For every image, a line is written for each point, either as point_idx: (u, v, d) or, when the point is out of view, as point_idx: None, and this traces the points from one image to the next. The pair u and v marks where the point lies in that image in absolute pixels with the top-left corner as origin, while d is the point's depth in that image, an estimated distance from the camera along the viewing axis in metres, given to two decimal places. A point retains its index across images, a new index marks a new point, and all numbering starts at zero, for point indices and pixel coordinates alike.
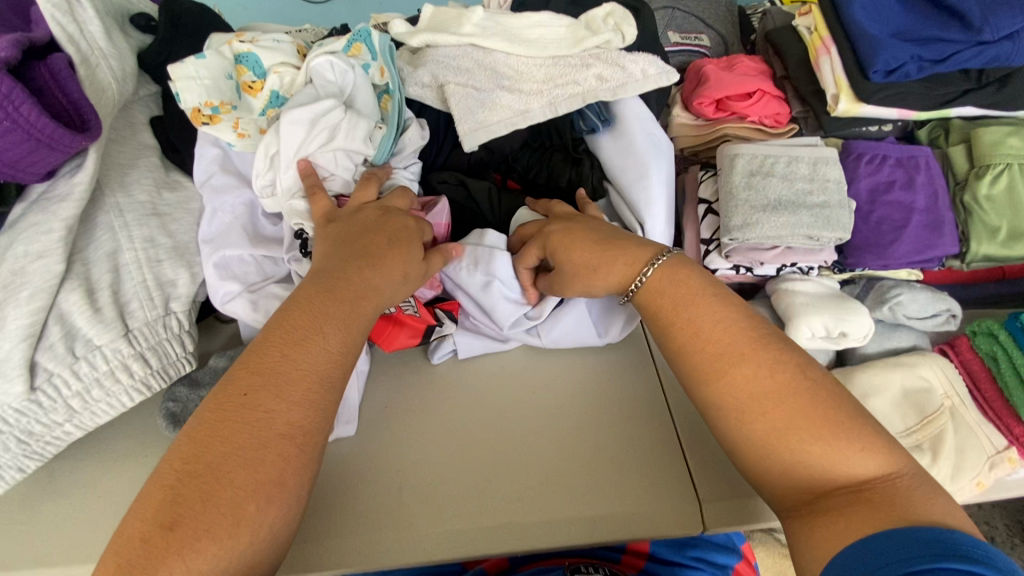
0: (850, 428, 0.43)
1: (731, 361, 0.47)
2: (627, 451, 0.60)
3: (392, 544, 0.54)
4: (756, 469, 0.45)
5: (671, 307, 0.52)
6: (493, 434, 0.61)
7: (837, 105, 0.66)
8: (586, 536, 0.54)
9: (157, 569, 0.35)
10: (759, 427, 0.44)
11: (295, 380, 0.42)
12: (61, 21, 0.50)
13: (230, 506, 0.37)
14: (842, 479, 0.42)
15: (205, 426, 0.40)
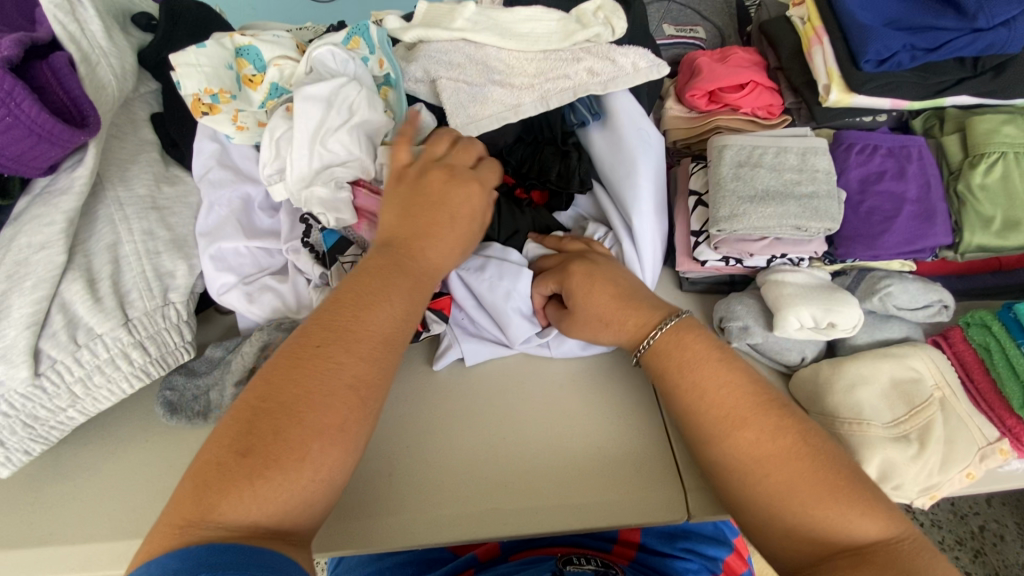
0: (850, 491, 0.46)
1: (735, 420, 0.50)
2: (615, 441, 0.61)
3: (409, 521, 0.55)
4: (762, 521, 0.48)
5: (676, 369, 0.54)
6: (508, 418, 0.63)
7: (829, 95, 0.65)
8: (572, 522, 0.55)
9: (236, 488, 0.40)
10: (765, 489, 0.47)
11: (358, 337, 0.46)
12: (63, 21, 0.52)
13: (296, 445, 0.42)
14: (846, 540, 0.45)
15: (281, 369, 0.44)
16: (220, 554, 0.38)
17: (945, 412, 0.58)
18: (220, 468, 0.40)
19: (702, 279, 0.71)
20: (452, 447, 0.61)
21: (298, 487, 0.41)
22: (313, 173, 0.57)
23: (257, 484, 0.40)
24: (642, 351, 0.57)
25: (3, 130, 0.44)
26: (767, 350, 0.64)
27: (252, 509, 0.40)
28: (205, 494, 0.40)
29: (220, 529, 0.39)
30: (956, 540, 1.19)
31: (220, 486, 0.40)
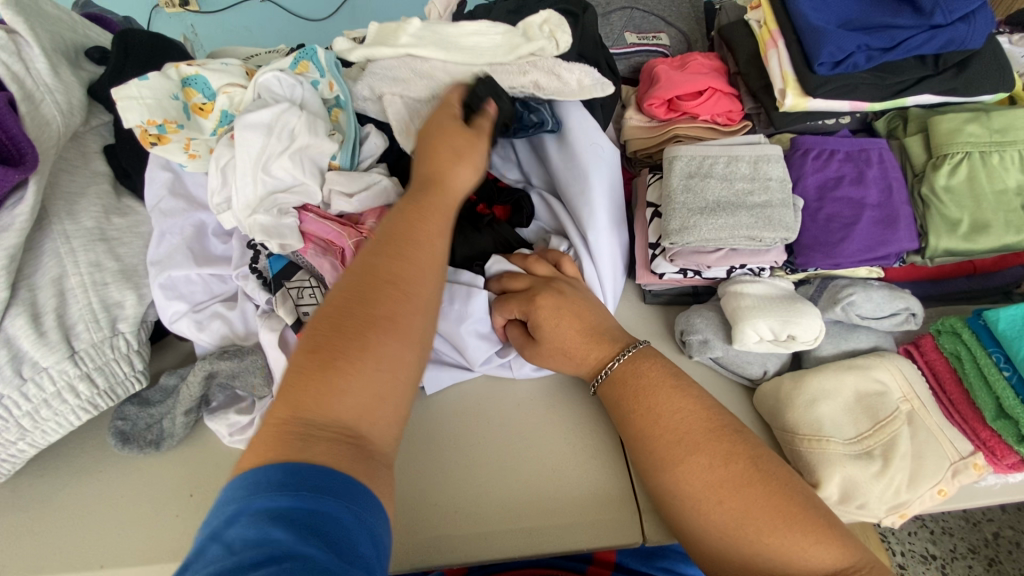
0: (806, 519, 0.44)
1: (684, 447, 0.48)
2: (572, 463, 0.59)
3: (444, 530, 0.54)
4: (717, 555, 0.45)
5: (632, 395, 0.53)
6: (499, 424, 0.62)
7: (784, 100, 0.63)
8: (526, 549, 0.54)
9: (318, 380, 0.38)
10: (720, 518, 0.45)
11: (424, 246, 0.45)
12: (7, 62, 0.54)
13: (378, 352, 0.40)
14: (803, 571, 0.43)
15: (354, 275, 0.42)
16: (323, 479, 0.35)
17: (913, 425, 0.55)
18: (313, 374, 0.39)
19: (665, 291, 0.69)
20: (412, 469, 0.58)
21: (382, 391, 0.40)
22: (258, 200, 0.57)
23: (348, 386, 0.38)
24: (601, 379, 0.57)
25: None
26: (729, 364, 0.62)
27: (345, 416, 0.38)
28: (291, 393, 0.38)
29: (314, 434, 0.37)
30: (969, 548, 1.14)
31: (315, 391, 0.38)
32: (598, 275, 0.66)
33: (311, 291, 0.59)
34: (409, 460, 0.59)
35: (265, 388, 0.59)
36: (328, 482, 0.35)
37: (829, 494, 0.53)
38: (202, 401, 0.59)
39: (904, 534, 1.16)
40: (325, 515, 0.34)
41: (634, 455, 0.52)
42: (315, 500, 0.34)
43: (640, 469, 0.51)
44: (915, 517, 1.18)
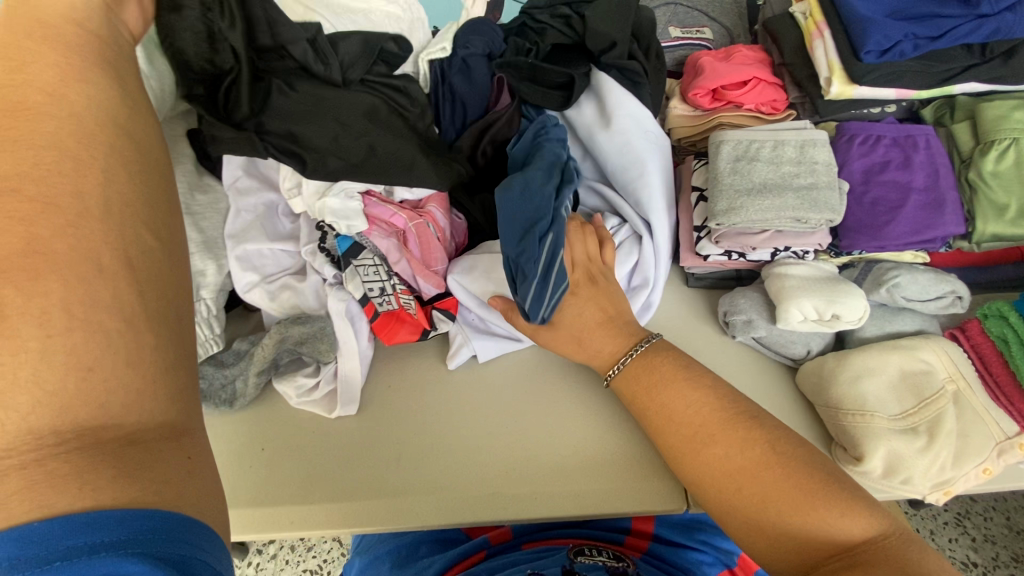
0: (825, 495, 0.45)
1: (709, 431, 0.50)
2: (615, 431, 0.61)
3: (483, 494, 0.57)
4: (742, 529, 0.48)
5: (646, 392, 0.55)
6: (536, 395, 0.65)
7: (830, 88, 0.65)
8: (573, 509, 0.57)
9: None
10: (740, 501, 0.47)
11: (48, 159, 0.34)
12: None
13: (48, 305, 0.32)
14: (828, 549, 0.44)
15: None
16: (85, 529, 0.29)
17: (959, 405, 0.56)
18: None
19: (708, 275, 0.71)
20: (459, 433, 0.62)
21: (83, 360, 0.32)
22: (329, 185, 0.60)
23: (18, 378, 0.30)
24: (615, 372, 0.58)
25: None
26: (773, 344, 0.63)
27: (56, 409, 0.31)
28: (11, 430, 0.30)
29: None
30: (1012, 556, 1.11)
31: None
32: (657, 256, 0.67)
33: (375, 268, 0.62)
34: (448, 432, 0.62)
35: (330, 354, 0.62)
36: (119, 525, 0.30)
37: (872, 467, 0.54)
38: (273, 365, 0.64)
39: (944, 540, 1.14)
40: (114, 571, 0.30)
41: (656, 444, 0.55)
42: (72, 567, 0.29)
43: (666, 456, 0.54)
44: (956, 523, 1.15)
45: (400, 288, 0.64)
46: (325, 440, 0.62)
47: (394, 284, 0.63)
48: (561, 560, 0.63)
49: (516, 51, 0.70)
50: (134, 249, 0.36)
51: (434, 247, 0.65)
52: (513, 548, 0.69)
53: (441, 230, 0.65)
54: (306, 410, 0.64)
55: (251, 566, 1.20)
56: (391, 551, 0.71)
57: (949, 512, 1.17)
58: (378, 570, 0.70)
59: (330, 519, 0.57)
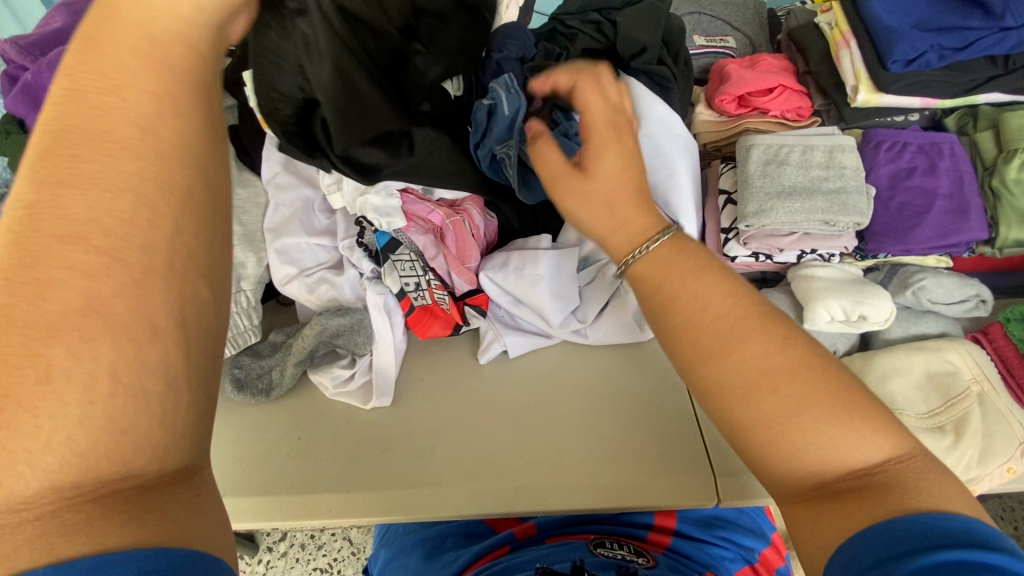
0: (861, 406, 0.37)
1: (750, 329, 0.39)
2: (644, 426, 0.63)
3: (516, 486, 0.58)
4: (761, 451, 0.38)
5: (664, 284, 0.42)
6: (566, 390, 0.66)
7: (856, 96, 0.68)
8: (603, 502, 0.58)
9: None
10: (769, 406, 0.37)
11: (127, 139, 0.30)
12: None
13: (83, 292, 0.28)
14: (844, 472, 0.36)
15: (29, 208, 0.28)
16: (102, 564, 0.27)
17: (984, 406, 0.57)
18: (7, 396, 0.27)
19: None
20: (491, 425, 0.63)
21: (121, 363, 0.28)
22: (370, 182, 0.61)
23: (47, 366, 0.27)
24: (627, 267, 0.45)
25: None
26: None
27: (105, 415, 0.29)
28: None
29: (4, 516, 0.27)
30: None
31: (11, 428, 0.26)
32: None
33: (411, 263, 0.64)
34: (480, 424, 0.63)
35: (366, 346, 0.64)
36: (122, 568, 0.27)
37: None
38: (310, 357, 0.65)
39: None
40: None
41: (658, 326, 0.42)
42: None
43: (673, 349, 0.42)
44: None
45: (435, 284, 0.65)
46: (359, 430, 0.63)
47: (429, 280, 0.65)
48: (579, 554, 0.64)
49: (546, 57, 0.71)
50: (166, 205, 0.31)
51: (468, 244, 0.66)
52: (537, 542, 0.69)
53: (476, 227, 0.67)
54: (341, 400, 0.65)
55: (262, 562, 1.21)
56: (417, 543, 0.72)
57: None
58: (405, 561, 0.71)
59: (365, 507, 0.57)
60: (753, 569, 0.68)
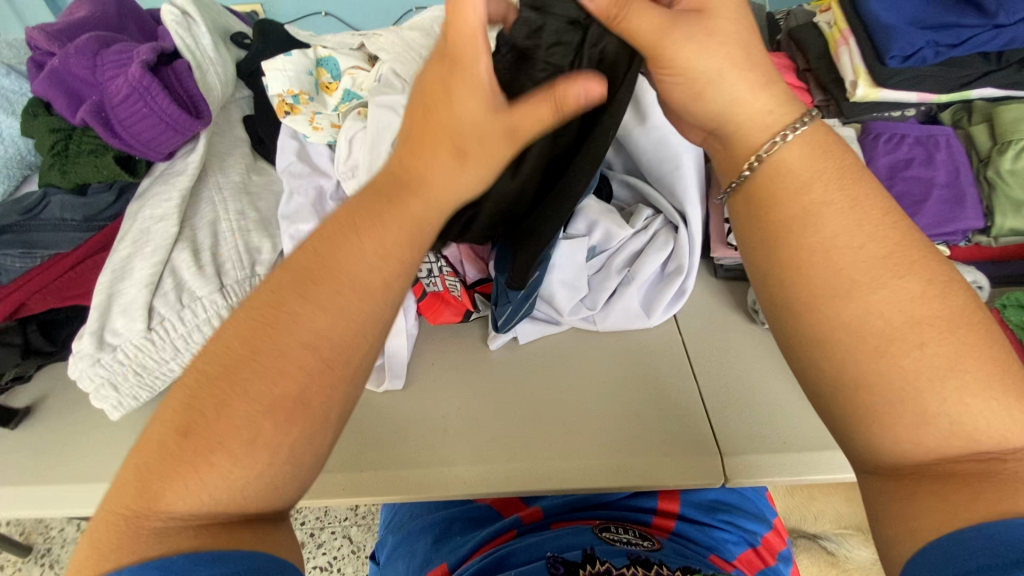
0: (1007, 377, 0.35)
1: (892, 267, 0.37)
2: (651, 408, 0.64)
3: (528, 467, 0.59)
4: (882, 414, 0.36)
5: (800, 196, 0.40)
6: (575, 375, 0.67)
7: (856, 91, 0.70)
8: (612, 481, 0.59)
9: (175, 475, 0.34)
10: (911, 362, 0.35)
11: (369, 279, 0.37)
12: (181, 34, 0.59)
13: (286, 363, 0.35)
14: (956, 450, 0.34)
15: (264, 305, 0.36)
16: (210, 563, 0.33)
17: None
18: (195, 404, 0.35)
19: (736, 267, 0.75)
20: (502, 408, 0.64)
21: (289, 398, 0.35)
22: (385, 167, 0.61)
23: (242, 406, 0.34)
24: (756, 167, 0.42)
25: (140, 119, 0.54)
26: None
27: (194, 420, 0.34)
28: (155, 482, 0.34)
29: (175, 518, 0.34)
30: None
31: (200, 443, 0.34)
32: (692, 243, 0.68)
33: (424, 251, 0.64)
34: (491, 407, 0.64)
35: None
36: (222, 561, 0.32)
37: None
38: None
39: None
40: None
41: (769, 259, 0.41)
42: None
43: (784, 290, 0.40)
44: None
45: (447, 271, 0.66)
46: (374, 413, 0.64)
47: (441, 266, 0.65)
48: (586, 540, 0.64)
49: None
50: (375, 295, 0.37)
51: None
52: (544, 527, 0.69)
53: None
54: None
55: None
56: (425, 528, 0.73)
57: None
58: (414, 546, 0.71)
59: (380, 486, 0.58)
60: (756, 551, 0.71)
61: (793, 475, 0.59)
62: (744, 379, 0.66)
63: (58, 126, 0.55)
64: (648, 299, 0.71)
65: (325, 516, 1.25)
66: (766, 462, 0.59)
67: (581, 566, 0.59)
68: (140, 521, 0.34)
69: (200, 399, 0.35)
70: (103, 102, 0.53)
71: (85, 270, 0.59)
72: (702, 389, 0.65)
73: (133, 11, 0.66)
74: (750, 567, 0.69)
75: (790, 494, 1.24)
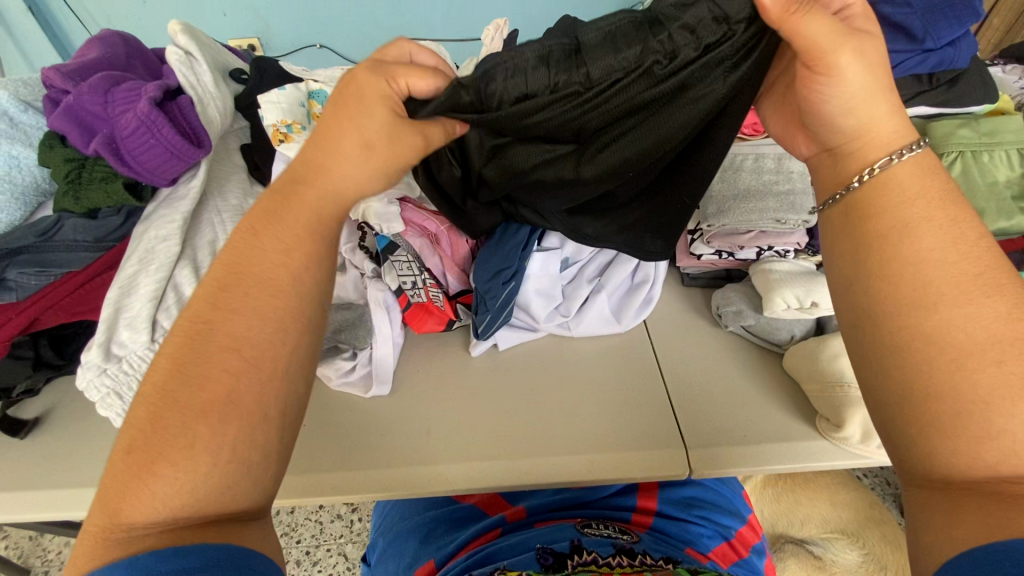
0: None
1: (980, 286, 0.39)
2: (622, 407, 0.68)
3: (504, 464, 0.63)
4: (945, 427, 0.38)
5: (888, 221, 0.43)
6: (552, 378, 0.72)
7: None
8: (586, 475, 0.63)
9: (130, 487, 0.36)
10: (993, 377, 0.37)
11: (274, 278, 0.42)
12: (185, 72, 0.65)
13: (227, 359, 0.40)
14: (1011, 469, 0.36)
15: (195, 328, 0.40)
16: (175, 558, 0.33)
17: None
18: (158, 413, 0.38)
19: (701, 274, 0.81)
20: (482, 410, 0.69)
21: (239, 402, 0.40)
22: None
23: (185, 400, 0.38)
24: (865, 179, 0.45)
25: (147, 149, 0.60)
26: (759, 331, 0.73)
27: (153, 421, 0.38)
28: (109, 498, 0.36)
29: (141, 527, 0.35)
30: None
31: (152, 455, 0.36)
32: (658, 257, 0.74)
33: (408, 264, 0.69)
34: (472, 408, 0.69)
35: (367, 340, 0.70)
36: (191, 555, 0.34)
37: (851, 433, 0.62)
38: None
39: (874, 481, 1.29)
40: None
41: (857, 267, 0.44)
42: None
43: (870, 298, 0.43)
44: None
45: (429, 282, 0.70)
46: (363, 417, 0.68)
47: (425, 279, 0.70)
48: (570, 535, 0.67)
49: None
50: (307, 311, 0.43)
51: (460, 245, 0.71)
52: (527, 524, 0.73)
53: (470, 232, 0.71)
54: (345, 391, 0.70)
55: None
56: (412, 529, 0.76)
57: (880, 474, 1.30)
58: (403, 546, 0.74)
59: (368, 484, 0.62)
60: (730, 544, 0.74)
61: (753, 466, 0.63)
62: (707, 378, 0.71)
63: (72, 156, 0.61)
64: (619, 306, 0.76)
65: (319, 533, 1.24)
66: (727, 454, 0.64)
67: (568, 557, 0.62)
68: (100, 526, 0.36)
69: (152, 404, 0.38)
70: (114, 135, 0.59)
71: (92, 288, 0.65)
72: (670, 389, 0.70)
73: (139, 50, 0.72)
74: (724, 560, 0.71)
75: (776, 499, 1.16)
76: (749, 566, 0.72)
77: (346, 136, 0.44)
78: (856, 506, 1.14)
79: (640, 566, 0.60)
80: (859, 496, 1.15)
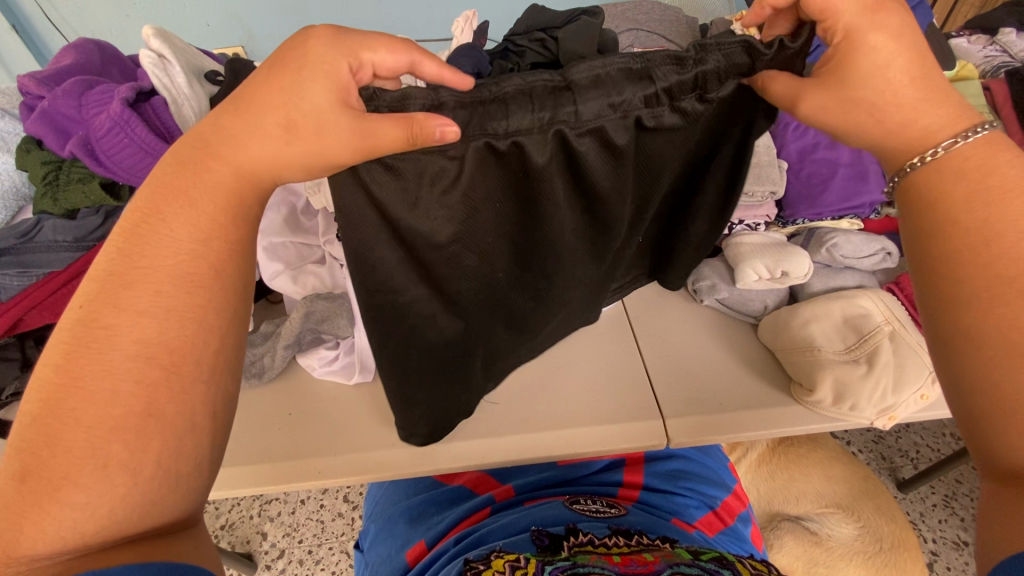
0: None
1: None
2: (602, 384, 0.70)
3: (486, 445, 0.65)
4: None
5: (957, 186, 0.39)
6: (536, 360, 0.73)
7: None
8: (571, 448, 0.64)
9: (56, 484, 0.32)
10: None
11: (169, 253, 0.37)
12: (159, 74, 0.63)
13: (132, 307, 0.36)
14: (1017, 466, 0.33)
15: (99, 299, 0.36)
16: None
17: (896, 342, 0.63)
18: (61, 392, 0.34)
19: None
20: None
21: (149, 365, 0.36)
22: None
23: (92, 361, 0.34)
24: (926, 162, 0.39)
25: (125, 149, 0.60)
26: (734, 304, 0.75)
27: (64, 412, 0.33)
28: (26, 495, 0.33)
29: (68, 528, 0.32)
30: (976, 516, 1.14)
31: (70, 450, 0.33)
32: None
33: None
34: None
35: (349, 329, 0.70)
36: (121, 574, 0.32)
37: (823, 396, 0.64)
38: (297, 343, 0.71)
39: (863, 444, 1.24)
40: None
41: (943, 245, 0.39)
42: None
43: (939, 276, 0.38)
44: (944, 505, 1.16)
45: None
46: (351, 407, 0.70)
47: None
48: (563, 513, 0.66)
49: (500, 72, 0.80)
50: (202, 281, 0.38)
51: None
52: (516, 503, 0.73)
53: None
54: (328, 380, 0.72)
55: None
56: (402, 512, 0.77)
57: (869, 434, 1.26)
58: (395, 528, 0.76)
59: (352, 469, 0.64)
60: (716, 513, 0.74)
61: (728, 435, 0.65)
62: (685, 354, 0.72)
63: (48, 159, 0.64)
64: None
65: (321, 533, 1.18)
66: (707, 424, 0.65)
67: (564, 538, 0.58)
68: (27, 519, 0.32)
69: (55, 371, 0.34)
70: (89, 137, 0.61)
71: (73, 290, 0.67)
72: (649, 363, 0.72)
73: (115, 57, 0.74)
74: (711, 528, 0.71)
75: (771, 477, 1.04)
76: (735, 534, 0.72)
77: (259, 96, 0.38)
78: (853, 480, 1.02)
79: (637, 546, 0.57)
80: (854, 469, 1.03)
